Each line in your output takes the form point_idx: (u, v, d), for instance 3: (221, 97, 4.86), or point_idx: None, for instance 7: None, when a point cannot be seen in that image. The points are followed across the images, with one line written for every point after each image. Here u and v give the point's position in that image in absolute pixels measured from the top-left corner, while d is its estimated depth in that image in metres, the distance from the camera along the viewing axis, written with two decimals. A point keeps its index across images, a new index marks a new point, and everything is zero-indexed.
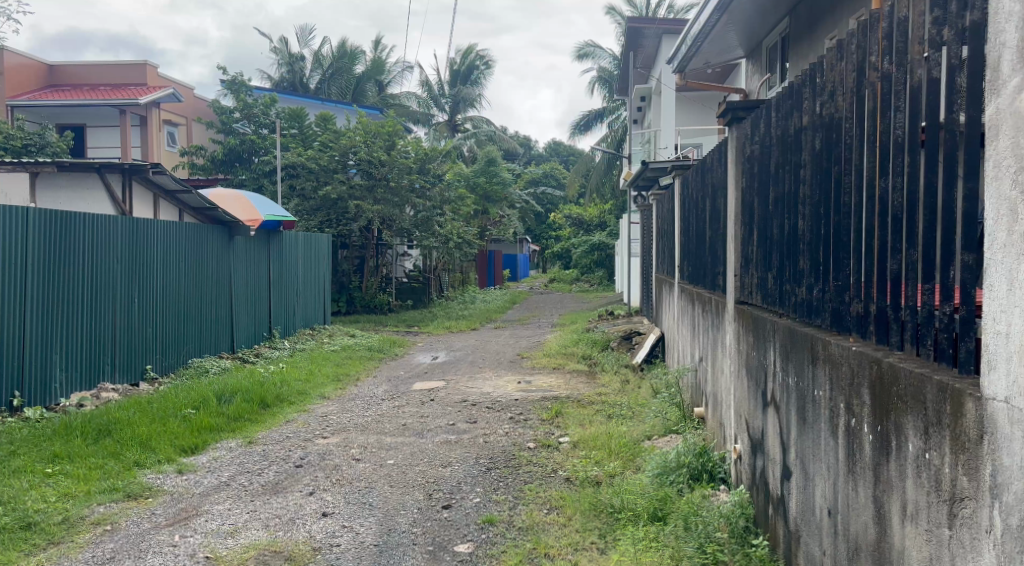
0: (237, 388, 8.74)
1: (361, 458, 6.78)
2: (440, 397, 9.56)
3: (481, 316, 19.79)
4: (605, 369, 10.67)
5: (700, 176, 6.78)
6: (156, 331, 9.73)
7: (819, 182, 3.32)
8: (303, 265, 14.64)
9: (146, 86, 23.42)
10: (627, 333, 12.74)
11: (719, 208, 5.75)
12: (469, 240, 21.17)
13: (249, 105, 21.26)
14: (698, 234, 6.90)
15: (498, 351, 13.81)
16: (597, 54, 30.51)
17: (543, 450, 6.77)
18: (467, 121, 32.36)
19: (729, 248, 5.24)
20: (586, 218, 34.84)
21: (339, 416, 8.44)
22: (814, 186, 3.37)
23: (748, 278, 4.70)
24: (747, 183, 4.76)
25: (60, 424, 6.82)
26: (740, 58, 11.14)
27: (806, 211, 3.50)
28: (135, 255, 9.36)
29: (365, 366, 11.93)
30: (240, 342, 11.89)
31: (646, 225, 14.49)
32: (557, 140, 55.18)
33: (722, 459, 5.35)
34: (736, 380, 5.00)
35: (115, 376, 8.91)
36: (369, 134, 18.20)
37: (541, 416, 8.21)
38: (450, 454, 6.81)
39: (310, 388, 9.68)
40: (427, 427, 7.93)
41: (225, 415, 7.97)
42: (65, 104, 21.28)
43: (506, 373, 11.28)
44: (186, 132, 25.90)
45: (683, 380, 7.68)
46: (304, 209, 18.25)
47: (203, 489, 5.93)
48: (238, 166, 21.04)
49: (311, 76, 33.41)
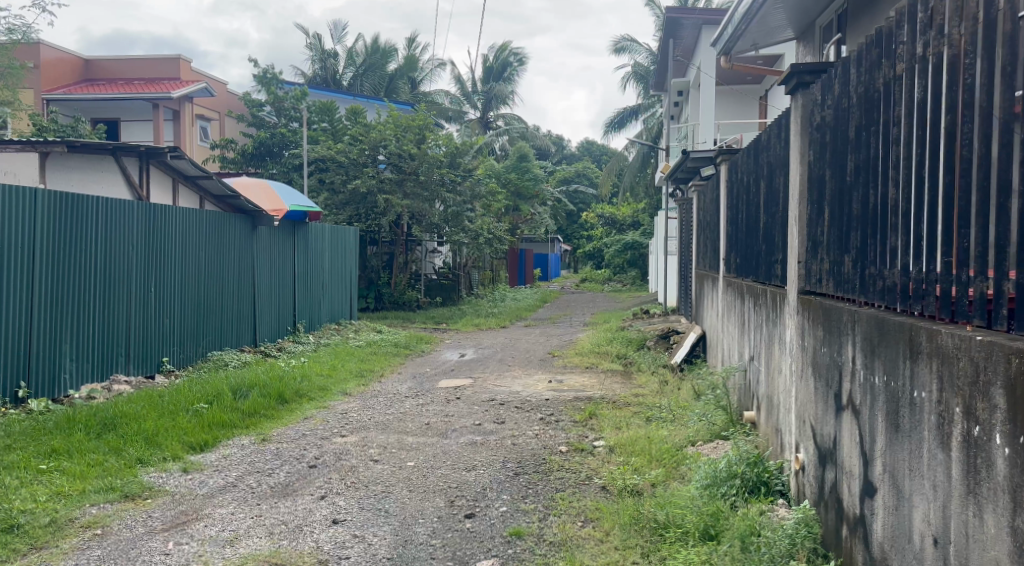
0: (255, 381, 8.26)
1: (379, 459, 6.28)
2: (467, 395, 9.05)
3: (511, 314, 19.26)
4: (642, 370, 10.08)
5: (753, 158, 6.23)
6: (173, 321, 9.32)
7: (921, 140, 2.77)
8: (329, 258, 14.17)
9: (180, 81, 23.20)
10: (665, 333, 12.13)
11: (777, 190, 5.19)
12: (501, 236, 20.64)
13: (280, 99, 20.96)
14: (750, 221, 6.35)
15: (528, 349, 13.28)
16: (634, 48, 29.87)
17: (576, 454, 6.22)
18: (499, 118, 31.90)
19: (790, 232, 4.67)
20: (619, 217, 34.15)
21: (359, 413, 7.95)
22: (914, 147, 2.83)
23: (815, 264, 4.14)
24: (814, 157, 4.22)
25: (63, 416, 6.39)
26: (788, 40, 10.48)
27: (899, 178, 2.95)
28: (151, 241, 8.92)
29: (390, 362, 11.44)
30: (263, 336, 11.46)
31: (686, 220, 13.87)
32: (591, 140, 54.46)
33: (779, 470, 4.80)
34: (800, 382, 4.43)
35: (129, 368, 8.51)
36: (399, 128, 17.72)
37: (573, 417, 7.67)
38: (475, 457, 6.29)
39: (332, 384, 9.22)
40: (451, 427, 7.41)
41: (239, 410, 7.51)
42: (97, 97, 21.10)
43: (536, 372, 10.73)
44: (219, 126, 25.63)
45: (730, 382, 7.10)
46: (333, 204, 17.82)
47: (208, 489, 5.47)
48: (269, 161, 20.60)
49: (345, 72, 32.99)
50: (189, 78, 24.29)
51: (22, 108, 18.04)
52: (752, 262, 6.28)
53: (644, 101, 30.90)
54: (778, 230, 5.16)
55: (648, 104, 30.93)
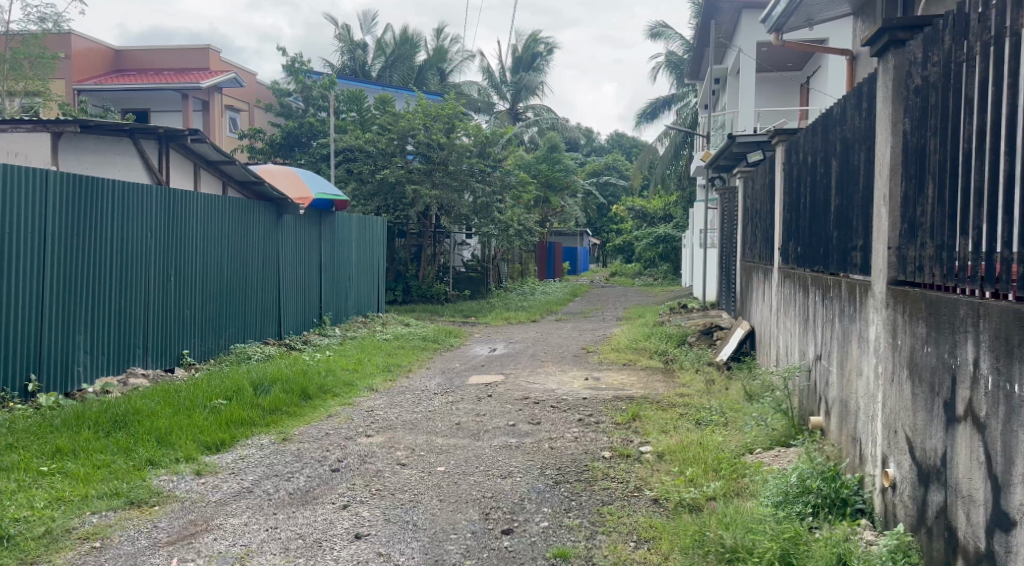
0: (276, 376, 7.79)
1: (407, 463, 5.79)
2: (499, 392, 8.56)
3: (542, 308, 18.72)
4: (684, 369, 9.53)
5: (830, 133, 5.84)
6: (194, 311, 8.87)
7: None
8: (356, 248, 13.68)
9: (209, 71, 22.84)
10: (707, 328, 11.56)
11: (864, 166, 4.88)
12: (531, 228, 20.10)
13: (308, 88, 20.45)
14: (824, 204, 6.02)
15: (561, 344, 12.76)
16: (669, 35, 29.15)
17: (621, 461, 5.77)
18: (529, 110, 31.30)
19: (879, 212, 4.37)
20: (650, 210, 33.39)
21: (386, 411, 7.47)
22: None
23: (918, 246, 3.85)
24: (914, 130, 3.94)
25: (71, 413, 5.93)
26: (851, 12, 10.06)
27: None
28: (170, 228, 8.48)
29: (419, 356, 10.96)
30: (288, 328, 11.00)
31: (729, 209, 13.28)
32: (620, 132, 53.64)
33: (859, 484, 4.50)
34: (889, 387, 4.15)
35: (146, 360, 8.08)
36: (428, 117, 17.16)
37: (614, 419, 7.14)
38: (509, 462, 5.80)
39: (357, 379, 8.73)
40: (484, 428, 6.89)
41: (260, 407, 7.00)
42: (127, 87, 20.79)
43: (572, 369, 10.21)
44: (248, 117, 25.31)
45: (793, 383, 6.59)
46: (361, 194, 17.37)
47: (221, 496, 5.00)
48: (297, 151, 20.08)
49: (374, 63, 32.78)
50: (218, 68, 23.99)
51: (53, 100, 17.78)
52: (828, 249, 5.85)
53: (678, 91, 30.13)
54: (867, 210, 4.80)
55: (682, 94, 30.17)
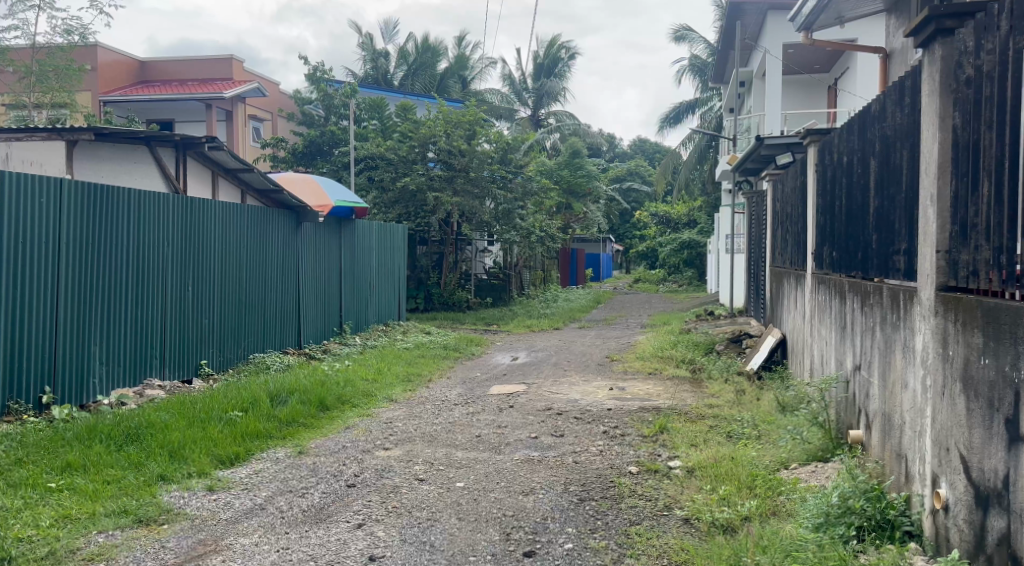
0: (295, 387, 7.59)
1: (425, 478, 5.57)
2: (520, 403, 8.33)
3: (565, 315, 18.48)
4: (713, 378, 9.26)
5: (869, 131, 5.62)
6: (213, 321, 8.67)
7: None
8: (376, 256, 13.49)
9: (232, 81, 22.80)
10: (735, 335, 11.28)
11: (909, 163, 4.68)
12: (554, 234, 19.86)
13: (330, 97, 20.22)
14: (862, 206, 5.84)
15: (585, 352, 12.52)
16: (693, 39, 28.87)
17: (650, 478, 5.59)
18: (551, 116, 31.12)
19: (926, 213, 4.19)
20: (674, 215, 32.94)
21: (404, 423, 7.27)
22: None
23: (972, 250, 3.68)
24: (966, 124, 3.75)
25: (83, 426, 5.74)
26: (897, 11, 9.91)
27: None
28: (188, 236, 8.31)
29: (440, 365, 10.77)
30: (308, 337, 10.80)
31: (757, 214, 12.99)
32: (642, 137, 53.27)
33: (906, 505, 4.33)
34: (940, 401, 3.95)
35: (163, 371, 7.88)
36: (449, 124, 16.97)
37: (641, 431, 6.91)
38: (531, 478, 5.59)
39: (377, 390, 8.55)
40: (506, 441, 6.66)
41: (277, 418, 6.79)
42: (151, 98, 20.76)
43: (596, 378, 9.95)
44: (271, 126, 25.30)
45: (830, 394, 6.36)
46: (382, 202, 17.24)
47: (233, 513, 4.80)
48: (318, 160, 19.94)
49: (396, 72, 32.70)
50: (241, 77, 23.99)
51: (79, 111, 17.77)
52: (868, 254, 5.62)
53: (701, 96, 29.79)
54: (912, 210, 4.60)
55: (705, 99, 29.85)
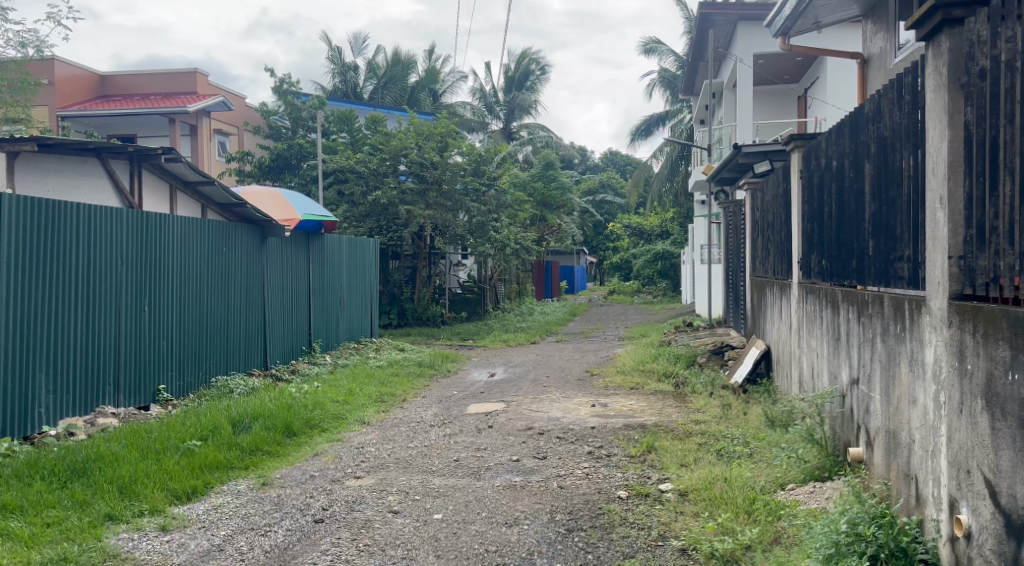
0: (259, 411, 7.14)
1: (400, 510, 5.17)
2: (500, 422, 7.95)
3: (541, 329, 18.15)
4: (697, 393, 8.96)
5: (863, 133, 5.33)
6: (171, 343, 8.19)
7: None
8: (346, 271, 13.05)
9: (197, 95, 22.23)
10: (716, 346, 10.99)
11: (911, 165, 4.38)
12: (528, 246, 19.50)
13: (297, 110, 19.73)
14: (856, 211, 5.54)
15: (564, 366, 12.17)
16: (662, 51, 28.79)
17: (639, 503, 5.27)
18: (523, 128, 30.88)
19: (935, 216, 3.88)
20: (647, 227, 32.50)
21: (377, 448, 6.85)
22: None
23: (993, 256, 3.37)
24: (981, 120, 3.46)
25: (24, 462, 5.28)
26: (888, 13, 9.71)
27: None
28: (143, 254, 7.84)
29: (414, 384, 10.36)
30: (275, 357, 10.32)
31: (735, 223, 12.74)
32: (614, 150, 53.21)
33: (919, 530, 4.04)
34: (957, 420, 3.65)
35: (117, 398, 7.39)
36: (420, 137, 16.70)
37: (628, 450, 6.57)
38: (514, 507, 5.23)
39: (348, 412, 8.14)
40: (486, 464, 6.28)
41: (239, 447, 6.35)
42: (112, 112, 20.14)
43: (576, 394, 9.57)
44: (237, 140, 24.76)
45: (826, 408, 6.06)
46: (353, 216, 16.79)
47: (187, 557, 4.40)
48: (286, 174, 19.45)
49: (365, 85, 32.31)
50: (206, 91, 23.44)
51: (35, 126, 17.13)
52: (864, 261, 5.33)
53: (671, 107, 29.66)
54: (917, 214, 4.30)
55: (675, 110, 29.74)
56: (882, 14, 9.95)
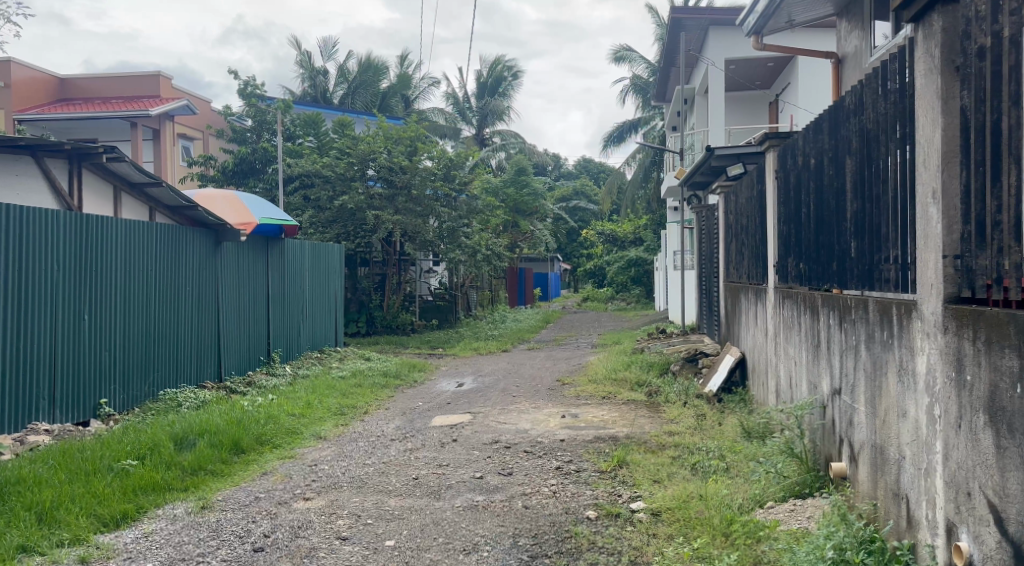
0: (205, 427, 6.68)
1: (349, 536, 4.78)
2: (464, 435, 7.55)
3: (513, 336, 17.75)
4: (671, 402, 8.63)
5: (843, 128, 5.01)
6: (115, 354, 7.69)
7: None
8: (309, 277, 12.57)
9: (160, 98, 21.61)
10: (691, 354, 10.68)
11: (897, 158, 4.06)
12: (500, 252, 19.09)
13: (262, 113, 19.18)
14: (837, 211, 5.21)
15: (534, 375, 11.79)
16: (633, 58, 28.56)
17: (609, 524, 4.90)
18: (496, 135, 30.53)
19: (927, 214, 3.56)
20: (621, 233, 32.30)
21: (331, 465, 6.41)
22: None
23: (998, 256, 3.05)
24: (979, 105, 3.15)
25: None
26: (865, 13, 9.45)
27: None
28: (81, 259, 7.33)
29: (378, 395, 9.94)
30: (229, 368, 9.83)
31: (708, 227, 12.44)
32: (587, 157, 52.97)
33: (912, 557, 3.73)
34: (953, 436, 3.33)
35: (52, 414, 6.90)
36: (390, 141, 16.32)
37: (598, 465, 6.20)
38: (475, 530, 4.84)
39: (304, 426, 7.69)
40: (446, 483, 5.86)
41: (180, 467, 5.90)
42: (71, 116, 19.46)
43: (547, 405, 9.17)
44: (202, 145, 24.13)
45: (805, 420, 5.73)
46: (319, 222, 16.31)
47: None
48: (251, 179, 18.88)
49: (336, 90, 31.80)
50: (170, 95, 22.80)
51: None
52: (846, 264, 5.01)
53: (644, 114, 29.42)
54: (905, 212, 3.98)
55: (648, 117, 29.52)
56: (857, 11, 9.69)
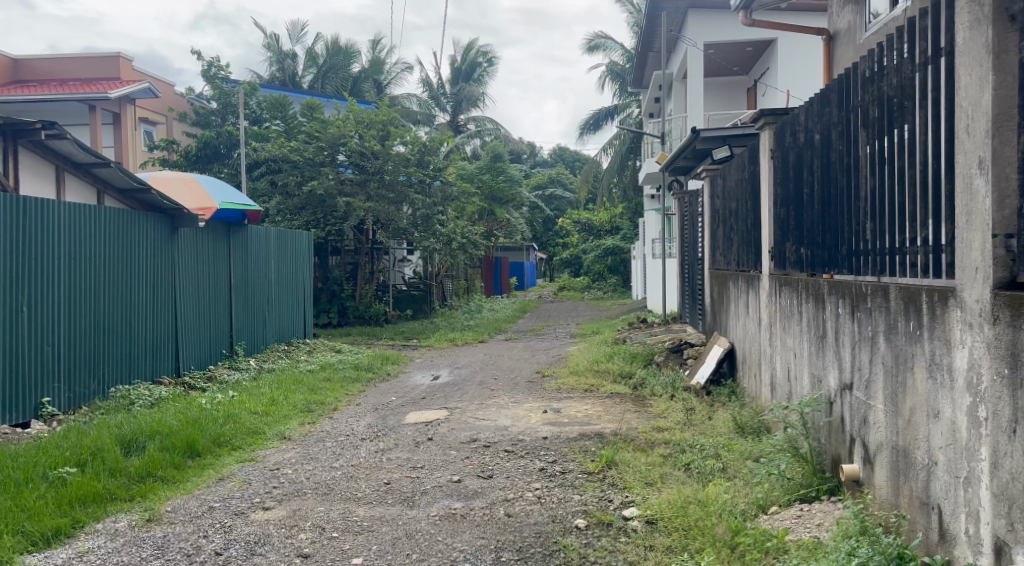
0: (156, 428, 6.13)
1: (311, 554, 4.28)
2: (440, 433, 7.05)
3: (489, 327, 17.21)
4: (658, 396, 8.18)
5: (855, 96, 4.57)
6: (59, 349, 7.09)
7: None
8: (274, 267, 11.96)
9: (120, 81, 20.69)
10: (676, 344, 10.23)
11: (925, 126, 3.64)
12: (476, 241, 18.50)
13: (227, 95, 18.41)
14: (846, 188, 4.78)
15: (513, 367, 11.29)
16: (609, 46, 28.04)
17: (598, 534, 4.43)
18: (470, 122, 29.89)
19: (975, 187, 3.15)
20: (597, 223, 31.86)
21: (295, 470, 5.88)
22: None
23: None
24: None
25: None
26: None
27: None
28: (18, 246, 6.71)
29: (348, 389, 9.40)
30: (188, 362, 9.24)
31: (692, 213, 11.96)
32: (562, 146, 52.36)
33: None
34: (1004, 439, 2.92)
35: None
36: (361, 124, 15.69)
37: (584, 466, 5.72)
38: (453, 544, 4.36)
39: (266, 425, 7.13)
40: (420, 488, 5.35)
41: (126, 473, 5.35)
42: (25, 99, 18.57)
43: (527, 400, 8.67)
44: (166, 130, 23.21)
45: (809, 418, 5.28)
46: (287, 209, 15.64)
47: None
48: (215, 164, 18.11)
49: (305, 75, 30.95)
50: (131, 78, 21.88)
51: None
52: (857, 245, 4.58)
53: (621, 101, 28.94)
54: (935, 188, 3.56)
55: (625, 104, 29.03)
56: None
